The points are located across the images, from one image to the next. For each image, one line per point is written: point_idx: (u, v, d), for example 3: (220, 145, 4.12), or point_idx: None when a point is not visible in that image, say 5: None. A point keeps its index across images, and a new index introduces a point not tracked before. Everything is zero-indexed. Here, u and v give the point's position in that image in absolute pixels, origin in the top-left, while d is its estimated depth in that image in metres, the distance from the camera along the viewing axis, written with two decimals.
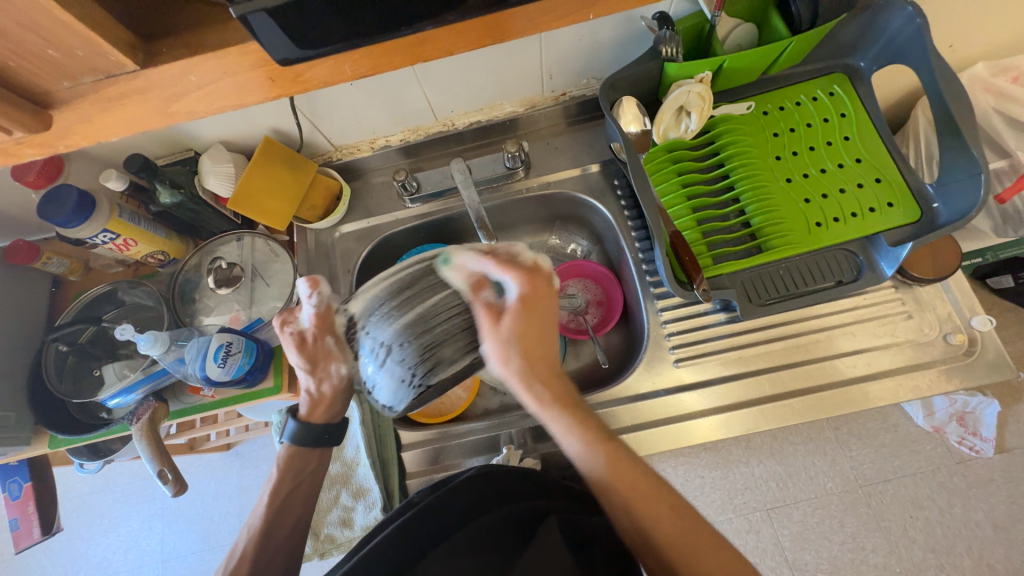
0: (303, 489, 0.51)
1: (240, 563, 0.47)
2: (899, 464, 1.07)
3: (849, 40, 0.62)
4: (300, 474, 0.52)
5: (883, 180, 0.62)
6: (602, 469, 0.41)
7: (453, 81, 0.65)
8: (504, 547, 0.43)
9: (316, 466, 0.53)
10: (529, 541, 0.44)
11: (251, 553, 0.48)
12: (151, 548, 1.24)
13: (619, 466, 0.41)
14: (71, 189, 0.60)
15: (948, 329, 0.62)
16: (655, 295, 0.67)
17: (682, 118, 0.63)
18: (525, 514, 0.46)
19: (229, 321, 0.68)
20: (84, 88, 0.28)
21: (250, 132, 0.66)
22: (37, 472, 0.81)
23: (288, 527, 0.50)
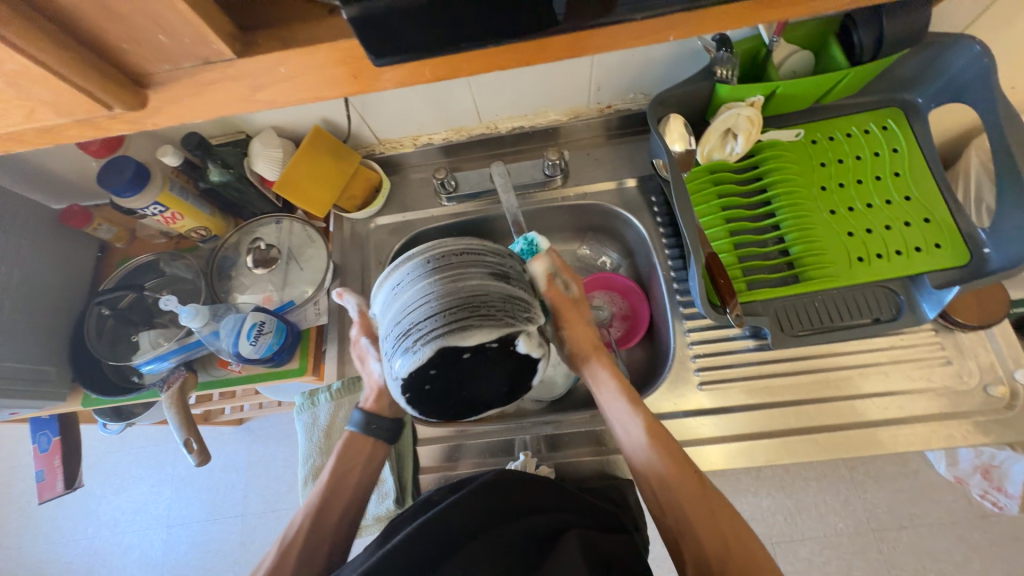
0: (346, 492, 0.55)
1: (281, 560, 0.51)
2: (916, 512, 1.04)
3: (909, 75, 0.61)
4: (350, 461, 0.56)
5: (932, 221, 0.60)
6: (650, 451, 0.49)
7: (503, 85, 0.66)
8: (526, 558, 0.43)
9: (371, 458, 0.57)
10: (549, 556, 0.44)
11: (307, 527, 0.53)
12: (159, 512, 1.27)
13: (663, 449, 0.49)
14: (131, 161, 0.63)
15: (988, 380, 0.60)
16: (683, 315, 0.66)
17: (729, 140, 0.62)
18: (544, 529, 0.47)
19: (262, 301, 0.70)
20: (181, 73, 0.29)
21: (302, 120, 0.68)
22: (66, 427, 0.85)
23: (331, 528, 0.54)
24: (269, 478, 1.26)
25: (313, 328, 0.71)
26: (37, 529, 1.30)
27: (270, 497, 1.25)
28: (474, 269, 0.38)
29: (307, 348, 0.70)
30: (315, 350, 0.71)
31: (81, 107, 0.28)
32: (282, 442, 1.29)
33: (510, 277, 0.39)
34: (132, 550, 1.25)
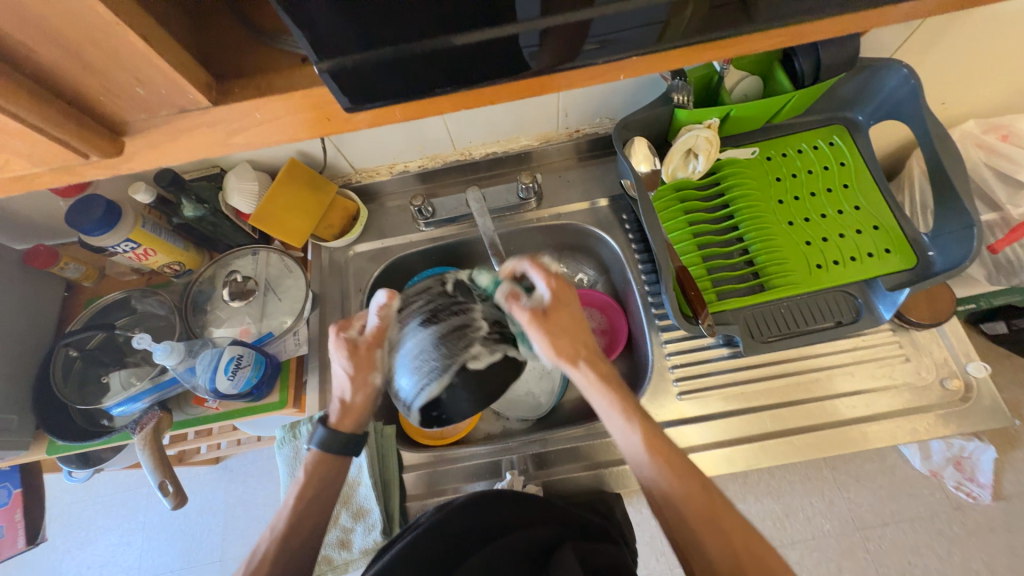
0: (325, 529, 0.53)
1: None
2: (897, 508, 1.07)
3: (848, 96, 0.67)
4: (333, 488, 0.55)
5: (880, 228, 0.65)
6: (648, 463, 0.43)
7: (474, 114, 0.68)
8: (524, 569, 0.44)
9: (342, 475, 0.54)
10: (548, 565, 0.44)
11: (273, 552, 0.49)
12: (130, 564, 1.20)
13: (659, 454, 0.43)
14: (101, 199, 0.62)
15: (944, 374, 0.63)
16: (660, 327, 0.69)
17: (690, 159, 0.66)
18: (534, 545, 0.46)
19: (239, 334, 0.69)
20: (158, 121, 0.29)
21: (277, 153, 0.69)
22: (28, 478, 0.80)
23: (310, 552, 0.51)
24: (249, 518, 1.21)
25: (293, 359, 0.70)
26: None
27: (251, 539, 1.19)
28: (407, 321, 0.46)
29: (287, 380, 0.69)
30: (295, 382, 0.70)
31: (57, 156, 0.28)
32: (263, 479, 1.24)
33: (438, 311, 0.45)
34: None
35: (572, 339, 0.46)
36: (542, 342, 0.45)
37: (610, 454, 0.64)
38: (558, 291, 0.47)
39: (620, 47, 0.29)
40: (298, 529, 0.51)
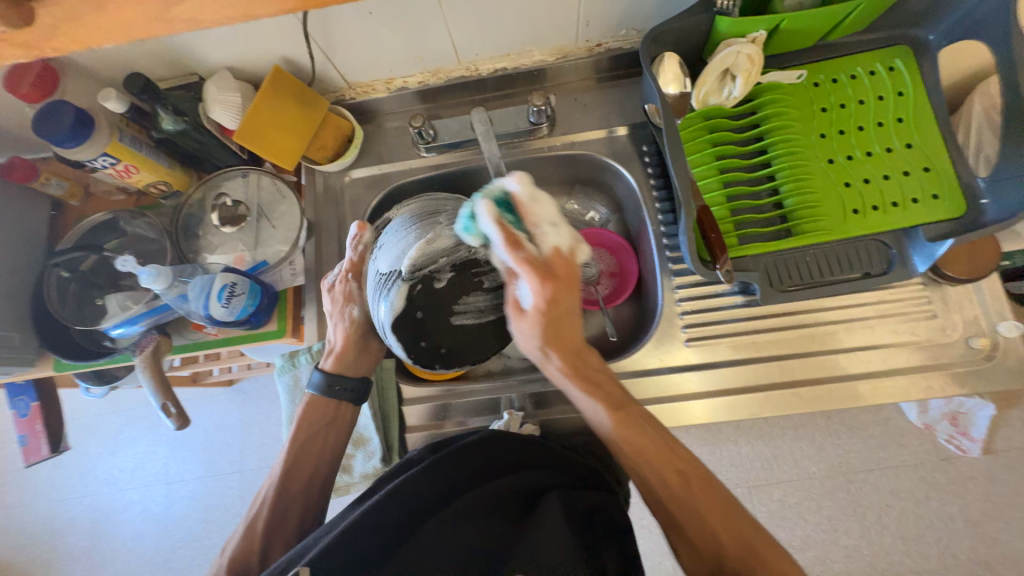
0: (319, 475, 0.59)
1: (262, 504, 0.55)
2: (884, 456, 1.09)
3: (922, 8, 0.57)
4: (323, 428, 0.59)
5: (931, 170, 0.58)
6: (607, 425, 0.48)
7: (481, 17, 0.59)
8: (509, 514, 0.47)
9: (340, 424, 0.60)
10: (532, 514, 0.47)
11: (273, 495, 0.56)
12: (154, 470, 1.29)
13: (625, 420, 0.48)
14: (69, 106, 0.57)
15: (971, 332, 0.60)
16: (672, 271, 0.65)
17: (727, 82, 0.58)
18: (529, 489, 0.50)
19: (233, 262, 0.66)
20: None
21: (260, 59, 0.62)
22: (43, 392, 0.83)
23: (304, 479, 0.58)
24: (263, 436, 1.28)
25: (290, 290, 0.68)
26: (33, 490, 1.32)
27: (265, 454, 1.27)
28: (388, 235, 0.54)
29: (285, 309, 0.67)
30: (294, 310, 0.68)
31: None
32: (273, 402, 1.29)
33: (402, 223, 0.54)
34: (133, 506, 1.28)
35: (553, 341, 0.46)
36: (523, 335, 0.46)
37: None
38: (547, 305, 0.43)
39: None
40: (297, 473, 0.57)
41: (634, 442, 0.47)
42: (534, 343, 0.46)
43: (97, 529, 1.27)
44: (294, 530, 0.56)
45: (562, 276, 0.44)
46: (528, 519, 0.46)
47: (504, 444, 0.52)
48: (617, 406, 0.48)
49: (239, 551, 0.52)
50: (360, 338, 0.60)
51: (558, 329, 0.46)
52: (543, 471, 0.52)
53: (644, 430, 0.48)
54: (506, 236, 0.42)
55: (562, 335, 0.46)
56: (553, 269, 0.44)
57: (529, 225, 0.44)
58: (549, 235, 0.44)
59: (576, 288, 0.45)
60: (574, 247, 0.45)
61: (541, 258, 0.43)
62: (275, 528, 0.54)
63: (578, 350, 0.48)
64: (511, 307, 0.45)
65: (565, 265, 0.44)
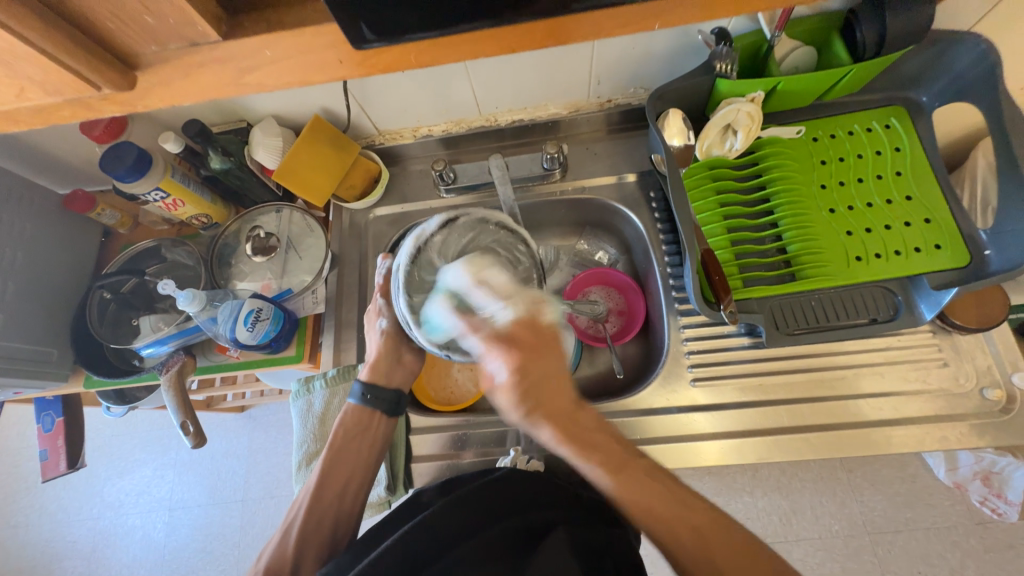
0: (352, 484, 0.59)
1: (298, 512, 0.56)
2: (913, 517, 1.03)
3: (913, 73, 0.61)
4: (355, 437, 0.60)
5: (932, 222, 0.60)
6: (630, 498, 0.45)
7: (501, 77, 0.65)
8: (518, 550, 0.47)
9: (374, 431, 0.61)
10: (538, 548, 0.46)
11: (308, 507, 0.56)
12: (160, 495, 1.29)
13: (649, 487, 0.46)
14: (133, 147, 0.64)
15: (985, 383, 0.59)
16: (679, 311, 0.67)
17: (729, 136, 0.62)
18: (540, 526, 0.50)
19: (261, 289, 0.71)
20: (169, 53, 0.32)
21: (302, 110, 0.69)
22: (69, 408, 0.87)
23: (337, 488, 0.58)
24: (270, 465, 1.28)
25: (310, 317, 0.72)
26: (40, 509, 1.32)
27: (270, 483, 1.26)
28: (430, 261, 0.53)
29: (304, 335, 0.71)
30: (312, 338, 0.72)
31: (70, 86, 0.31)
32: (282, 430, 1.30)
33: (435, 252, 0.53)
34: (135, 532, 1.27)
35: (536, 408, 0.46)
36: (505, 406, 0.46)
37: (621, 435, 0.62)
38: (517, 378, 0.45)
39: None
40: (333, 481, 0.58)
41: (643, 501, 0.45)
42: (517, 417, 0.46)
43: (96, 554, 1.27)
44: (327, 540, 0.55)
45: (529, 343, 0.46)
46: (537, 552, 0.46)
47: (513, 481, 0.54)
48: (614, 465, 0.46)
49: (270, 563, 0.52)
50: (394, 348, 0.62)
51: (542, 394, 0.46)
52: (551, 510, 0.52)
53: (646, 482, 0.46)
54: (465, 322, 0.46)
55: (546, 403, 0.46)
56: (518, 334, 0.46)
57: (479, 306, 0.47)
58: (502, 313, 0.47)
59: (551, 350, 0.47)
60: (534, 312, 0.48)
61: (504, 330, 0.46)
62: (309, 536, 0.54)
63: (570, 416, 0.47)
64: (488, 382, 0.47)
65: (531, 334, 0.47)
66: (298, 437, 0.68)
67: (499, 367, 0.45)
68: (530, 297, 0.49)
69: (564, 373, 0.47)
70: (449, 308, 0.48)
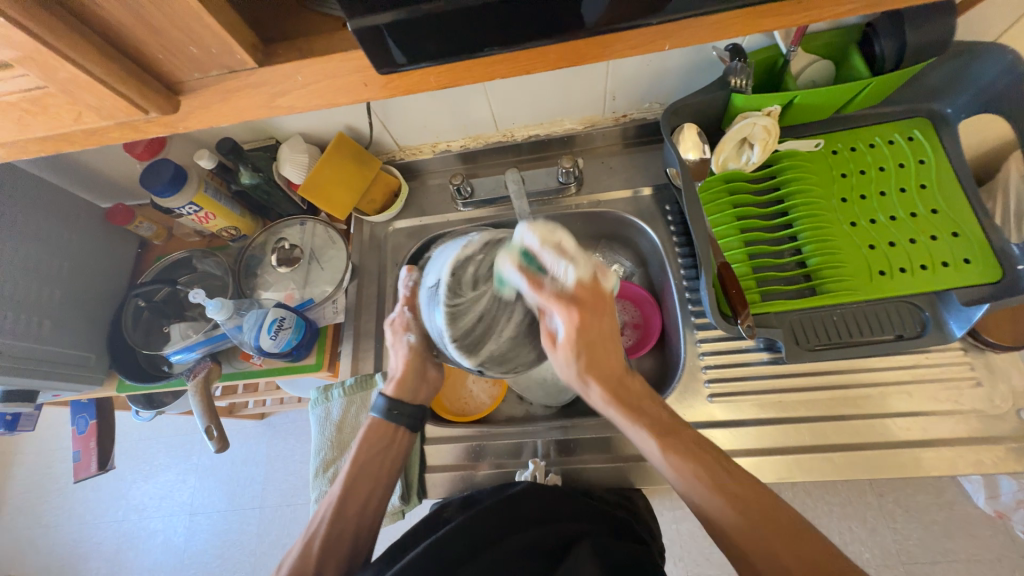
0: (373, 498, 0.58)
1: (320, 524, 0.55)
2: (951, 547, 0.97)
3: (937, 85, 0.60)
4: (377, 450, 0.60)
5: (960, 235, 0.58)
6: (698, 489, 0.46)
7: (518, 95, 0.67)
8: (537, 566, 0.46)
9: (397, 446, 0.61)
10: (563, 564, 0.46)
11: (330, 518, 0.56)
12: (182, 499, 1.33)
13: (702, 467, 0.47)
14: (170, 163, 0.68)
15: (1022, 405, 0.56)
16: (695, 325, 0.66)
17: (745, 149, 0.62)
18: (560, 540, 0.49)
19: (284, 298, 0.73)
20: (210, 80, 0.34)
21: (328, 127, 0.72)
22: (102, 411, 0.90)
23: (359, 502, 0.57)
24: (288, 473, 1.30)
25: (330, 326, 0.74)
26: (70, 509, 1.37)
27: (288, 491, 1.28)
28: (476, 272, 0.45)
29: (324, 344, 0.73)
30: (331, 347, 0.74)
31: (121, 111, 0.33)
32: (301, 438, 1.33)
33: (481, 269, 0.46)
34: (157, 535, 1.30)
35: (592, 361, 0.50)
36: (561, 365, 0.51)
37: (636, 449, 0.62)
38: (580, 330, 0.47)
39: (649, 15, 0.30)
40: (354, 495, 0.57)
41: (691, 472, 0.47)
42: (573, 373, 0.51)
43: (120, 555, 1.30)
44: (348, 555, 0.55)
45: (591, 301, 0.48)
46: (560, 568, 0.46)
47: (533, 495, 0.54)
48: (660, 431, 0.50)
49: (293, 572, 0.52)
50: (419, 364, 0.62)
51: (597, 359, 0.50)
52: (569, 522, 0.52)
53: (698, 454, 0.48)
54: (531, 284, 0.44)
55: (599, 359, 0.50)
56: (586, 291, 0.47)
57: (550, 269, 0.45)
58: (570, 273, 0.45)
59: (608, 311, 0.50)
60: (597, 274, 0.48)
61: (569, 292, 0.46)
62: (332, 550, 0.54)
63: (619, 376, 0.52)
64: (546, 341, 0.49)
65: (592, 294, 0.48)
66: (314, 445, 0.70)
67: (561, 323, 0.46)
68: (595, 260, 0.49)
69: (616, 337, 0.51)
70: (518, 269, 0.43)
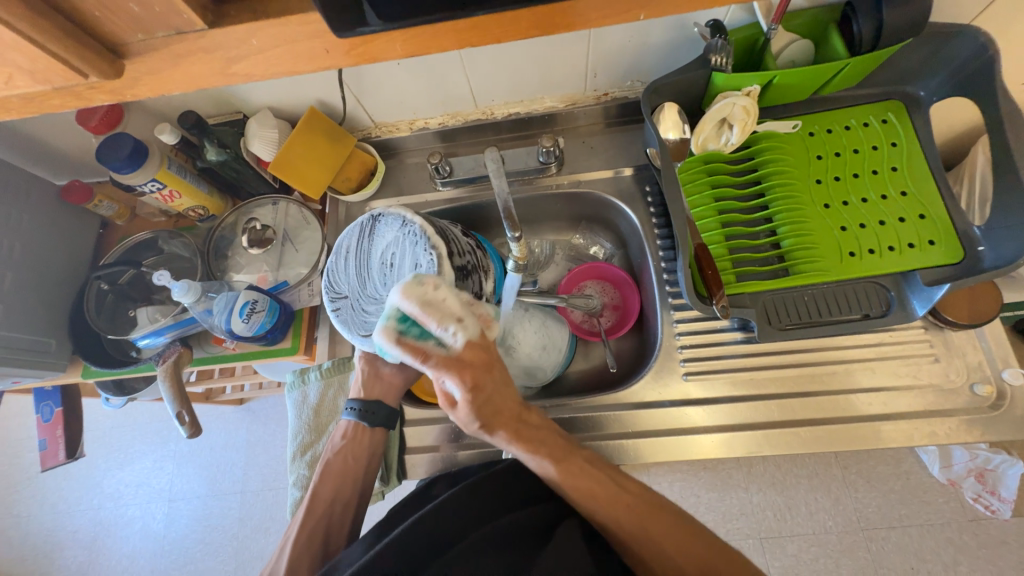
0: (344, 495, 0.61)
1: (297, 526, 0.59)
2: (906, 513, 1.04)
3: (911, 67, 0.61)
4: (345, 449, 0.62)
5: (927, 217, 0.60)
6: (571, 487, 0.49)
7: (497, 69, 0.65)
8: (525, 545, 0.48)
9: (360, 443, 0.62)
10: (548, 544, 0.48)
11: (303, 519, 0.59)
12: (160, 486, 1.31)
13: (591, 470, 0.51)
14: (128, 137, 0.64)
15: (975, 379, 0.59)
16: (672, 305, 0.67)
17: (724, 130, 0.62)
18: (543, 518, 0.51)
19: (257, 281, 0.71)
20: (156, 42, 0.32)
21: (298, 101, 0.69)
22: (68, 398, 0.87)
23: (330, 500, 0.60)
24: (268, 457, 1.29)
25: (306, 309, 0.72)
26: (41, 497, 1.34)
27: (269, 475, 1.27)
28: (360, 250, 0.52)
29: (300, 328, 0.71)
30: (308, 330, 0.72)
31: (57, 74, 0.31)
32: (281, 423, 1.31)
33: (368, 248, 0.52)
34: (135, 522, 1.28)
35: (490, 418, 0.49)
36: (464, 419, 0.49)
37: (612, 427, 0.63)
38: (472, 396, 0.47)
39: None
40: (323, 493, 0.61)
41: (581, 485, 0.49)
42: (473, 427, 0.50)
43: (97, 543, 1.28)
44: (320, 550, 0.58)
45: (479, 364, 0.47)
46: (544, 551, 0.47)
47: (524, 475, 0.54)
48: (558, 456, 0.51)
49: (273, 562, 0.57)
50: (371, 366, 0.63)
51: (491, 405, 0.49)
52: (552, 502, 0.54)
53: (588, 472, 0.50)
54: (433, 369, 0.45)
55: (497, 407, 0.50)
56: (471, 355, 0.46)
57: (436, 330, 0.45)
58: (456, 337, 0.45)
59: (496, 365, 0.49)
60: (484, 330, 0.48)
61: (456, 355, 0.45)
62: (301, 552, 0.57)
63: (516, 418, 0.52)
64: (444, 400, 0.49)
65: (483, 353, 0.47)
66: (292, 428, 0.69)
67: (455, 389, 0.47)
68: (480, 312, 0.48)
69: (497, 404, 0.50)
70: (393, 338, 0.44)
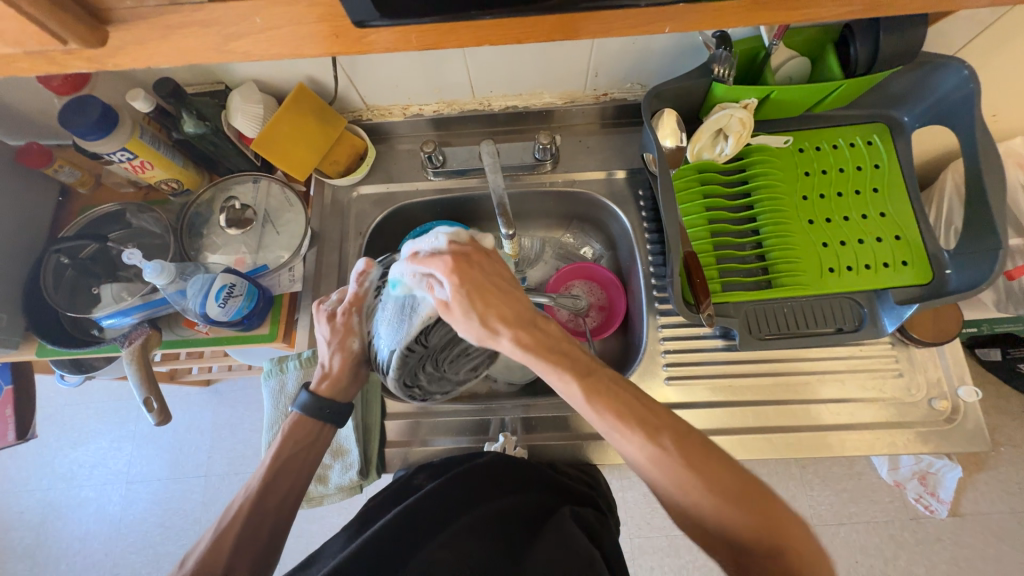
0: (290, 491, 0.54)
1: (235, 516, 0.50)
2: (855, 511, 1.10)
3: (898, 93, 0.63)
4: (298, 443, 0.56)
5: (902, 239, 0.62)
6: (669, 470, 0.41)
7: (499, 61, 0.64)
8: (514, 537, 0.48)
9: (322, 441, 0.58)
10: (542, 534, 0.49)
11: (246, 508, 0.51)
12: (117, 468, 1.25)
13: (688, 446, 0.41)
14: (97, 101, 0.59)
15: (934, 394, 0.63)
16: (658, 310, 0.68)
17: (720, 140, 0.63)
18: (528, 510, 0.52)
19: (234, 263, 0.68)
20: (145, 11, 0.29)
21: (287, 77, 0.65)
22: (19, 376, 0.82)
23: (277, 498, 0.53)
24: (235, 441, 1.25)
25: (286, 295, 0.69)
26: None
27: (235, 459, 1.24)
28: None
29: (278, 315, 0.68)
30: (287, 318, 0.69)
31: (31, 37, 0.28)
32: (250, 406, 1.28)
33: None
34: (88, 505, 1.23)
35: (495, 313, 0.43)
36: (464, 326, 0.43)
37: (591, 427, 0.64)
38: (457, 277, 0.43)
39: None
40: (275, 487, 0.53)
41: (684, 467, 0.40)
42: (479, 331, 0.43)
43: (47, 525, 1.22)
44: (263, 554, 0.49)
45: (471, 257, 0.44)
46: (537, 542, 0.48)
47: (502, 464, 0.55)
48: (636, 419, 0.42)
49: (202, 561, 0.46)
50: (355, 364, 0.58)
51: (489, 295, 0.43)
52: (536, 493, 0.55)
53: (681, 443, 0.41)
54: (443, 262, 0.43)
55: (513, 311, 0.44)
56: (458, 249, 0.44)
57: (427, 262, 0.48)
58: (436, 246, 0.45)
59: (484, 256, 0.45)
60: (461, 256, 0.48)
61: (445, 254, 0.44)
62: (241, 546, 0.48)
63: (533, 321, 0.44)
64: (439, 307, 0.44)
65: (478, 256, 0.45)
66: (267, 418, 0.66)
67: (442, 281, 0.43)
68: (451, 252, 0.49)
69: (513, 288, 0.45)
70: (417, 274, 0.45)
